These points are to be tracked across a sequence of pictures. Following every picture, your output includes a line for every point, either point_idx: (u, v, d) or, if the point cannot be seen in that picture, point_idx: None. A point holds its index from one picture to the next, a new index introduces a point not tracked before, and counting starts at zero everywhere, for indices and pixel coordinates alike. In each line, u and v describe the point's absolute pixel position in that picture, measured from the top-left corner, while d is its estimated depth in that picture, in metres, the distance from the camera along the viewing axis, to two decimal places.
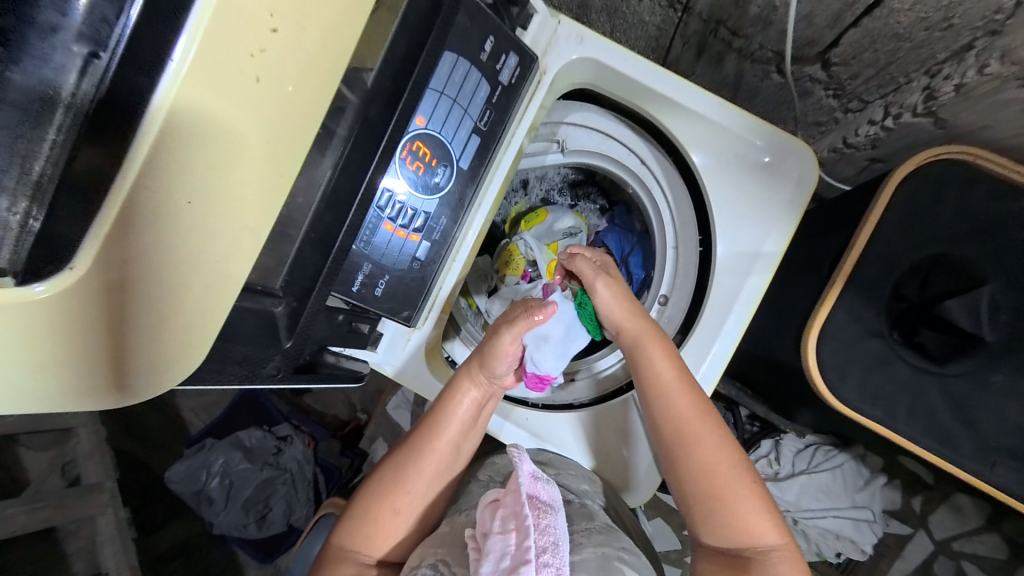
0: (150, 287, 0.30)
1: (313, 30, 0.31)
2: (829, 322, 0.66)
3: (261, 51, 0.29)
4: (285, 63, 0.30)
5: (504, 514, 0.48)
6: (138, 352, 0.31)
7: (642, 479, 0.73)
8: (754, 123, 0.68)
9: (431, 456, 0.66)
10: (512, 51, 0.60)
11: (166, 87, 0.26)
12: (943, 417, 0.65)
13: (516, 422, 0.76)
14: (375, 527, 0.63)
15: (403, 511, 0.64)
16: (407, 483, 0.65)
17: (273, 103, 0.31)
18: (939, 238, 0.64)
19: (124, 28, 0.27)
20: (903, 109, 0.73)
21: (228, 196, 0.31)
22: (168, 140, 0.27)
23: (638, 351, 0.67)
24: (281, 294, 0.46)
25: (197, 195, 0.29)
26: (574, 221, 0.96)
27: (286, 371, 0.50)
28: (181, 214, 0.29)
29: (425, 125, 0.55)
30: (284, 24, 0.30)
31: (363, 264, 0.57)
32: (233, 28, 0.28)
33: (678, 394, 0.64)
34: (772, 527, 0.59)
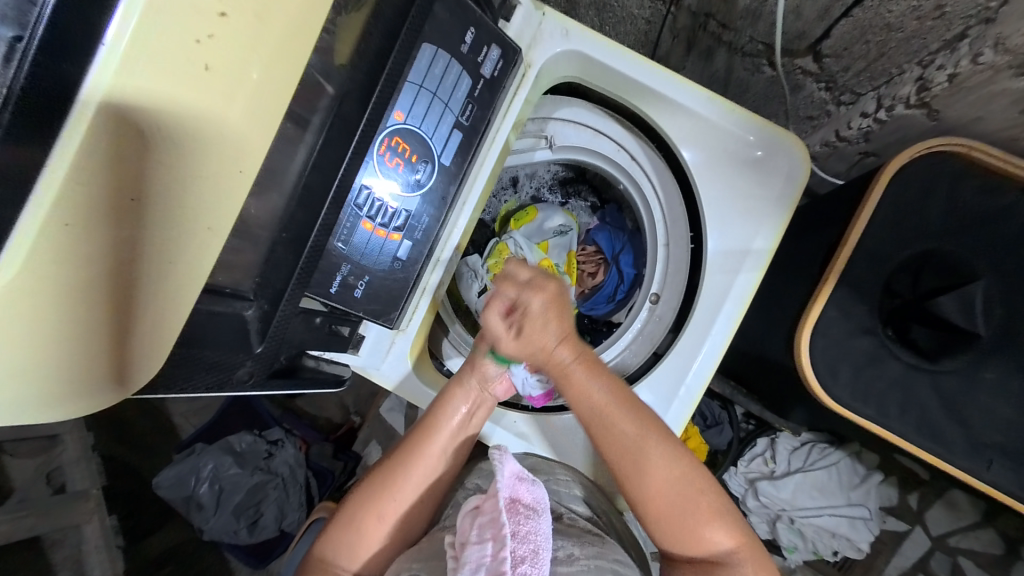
0: (98, 290, 0.28)
1: (272, 16, 0.30)
2: (820, 319, 0.64)
3: (210, 37, 0.28)
4: (237, 50, 0.29)
5: (482, 521, 0.46)
6: (90, 355, 0.29)
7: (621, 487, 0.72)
8: (743, 117, 0.66)
9: (420, 462, 0.64)
10: (494, 44, 0.58)
11: (98, 72, 0.25)
12: (935, 413, 0.63)
13: (506, 426, 0.74)
14: (358, 535, 0.61)
15: (387, 517, 0.62)
16: (394, 491, 0.63)
17: (228, 92, 0.29)
18: (930, 233, 0.63)
19: (47, 9, 0.24)
20: (895, 102, 0.72)
21: (182, 190, 0.30)
22: (105, 132, 0.26)
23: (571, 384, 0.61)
24: (253, 297, 0.45)
25: (143, 193, 0.28)
26: (564, 219, 0.96)
27: (261, 376, 0.48)
28: (123, 213, 0.28)
29: (404, 120, 0.53)
30: (234, 10, 0.28)
31: (342, 264, 0.55)
32: (180, 12, 0.26)
33: (623, 416, 0.59)
34: (728, 531, 0.57)
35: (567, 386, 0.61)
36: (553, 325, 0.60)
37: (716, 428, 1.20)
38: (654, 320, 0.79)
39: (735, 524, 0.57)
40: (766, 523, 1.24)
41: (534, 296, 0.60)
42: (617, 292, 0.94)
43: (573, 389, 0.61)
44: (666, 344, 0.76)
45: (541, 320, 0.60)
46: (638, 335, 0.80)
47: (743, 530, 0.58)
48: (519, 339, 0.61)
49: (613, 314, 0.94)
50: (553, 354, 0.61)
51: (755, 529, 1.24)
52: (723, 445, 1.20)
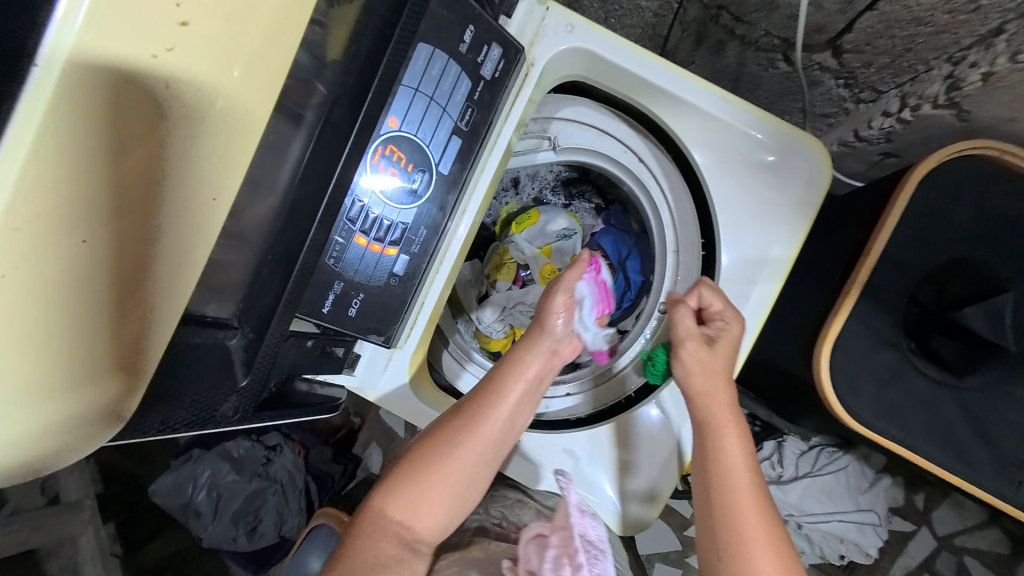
0: (60, 335, 0.26)
1: (250, 32, 0.30)
2: (841, 334, 0.60)
3: (169, 50, 0.26)
4: (200, 62, 0.28)
5: (553, 553, 0.46)
6: (54, 408, 0.27)
7: (638, 507, 0.68)
8: (761, 118, 0.62)
9: (494, 419, 0.61)
10: (494, 43, 0.54)
11: (36, 93, 0.23)
12: (961, 432, 0.59)
13: (522, 454, 0.70)
14: (427, 492, 0.57)
15: (460, 476, 0.59)
16: (460, 449, 0.59)
17: (193, 108, 0.29)
18: (955, 241, 0.59)
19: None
20: (922, 101, 0.66)
21: (145, 220, 0.28)
22: (50, 158, 0.24)
23: (711, 429, 0.58)
24: (236, 324, 0.43)
25: (95, 232, 0.26)
26: (568, 222, 0.92)
27: (247, 411, 0.45)
28: (76, 255, 0.26)
29: (399, 127, 0.50)
30: (197, 20, 0.27)
31: (334, 282, 0.51)
32: (137, 24, 0.25)
33: (746, 488, 0.54)
34: None
35: (708, 434, 0.58)
36: (729, 358, 0.61)
37: None
38: (666, 327, 0.75)
39: None
40: None
41: (734, 321, 0.61)
42: (625, 299, 0.90)
43: (713, 446, 0.57)
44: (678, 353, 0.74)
45: (726, 349, 0.61)
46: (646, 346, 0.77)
47: None
48: (706, 351, 0.60)
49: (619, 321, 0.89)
50: (716, 391, 0.59)
51: None
52: None
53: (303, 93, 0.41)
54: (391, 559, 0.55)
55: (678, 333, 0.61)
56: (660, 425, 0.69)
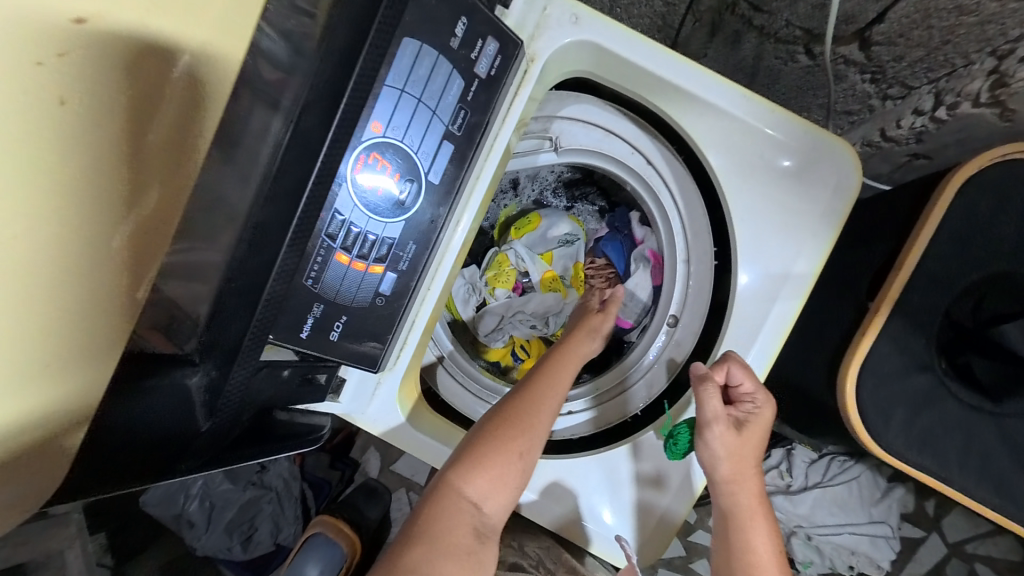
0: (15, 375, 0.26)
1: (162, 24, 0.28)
2: (870, 355, 0.55)
3: (63, 56, 0.24)
4: (100, 68, 0.26)
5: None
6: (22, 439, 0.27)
7: (655, 540, 0.62)
8: (784, 119, 0.56)
9: (554, 397, 0.62)
10: (490, 36, 0.48)
11: None
12: (1001, 463, 0.54)
13: None
14: (498, 470, 0.55)
15: (527, 454, 0.58)
16: (530, 427, 0.59)
17: (102, 118, 0.27)
18: (1001, 253, 0.53)
19: None
20: (960, 99, 0.60)
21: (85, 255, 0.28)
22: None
23: (739, 525, 0.55)
24: (198, 361, 0.40)
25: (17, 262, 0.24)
26: (570, 227, 0.86)
27: (215, 453, 0.41)
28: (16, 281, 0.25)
29: (383, 132, 0.44)
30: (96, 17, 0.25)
31: (314, 305, 0.46)
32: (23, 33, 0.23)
33: None
34: None
35: (738, 534, 0.55)
36: (759, 440, 0.57)
37: None
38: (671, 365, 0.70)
39: None
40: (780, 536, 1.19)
41: (767, 405, 0.57)
42: None
43: (744, 548, 0.54)
44: None
45: (757, 430, 0.57)
46: (654, 362, 0.72)
47: None
48: (738, 437, 0.56)
49: (625, 333, 0.83)
50: (743, 482, 0.56)
51: None
52: None
53: (261, 115, 0.38)
54: (469, 543, 0.52)
55: (706, 414, 0.56)
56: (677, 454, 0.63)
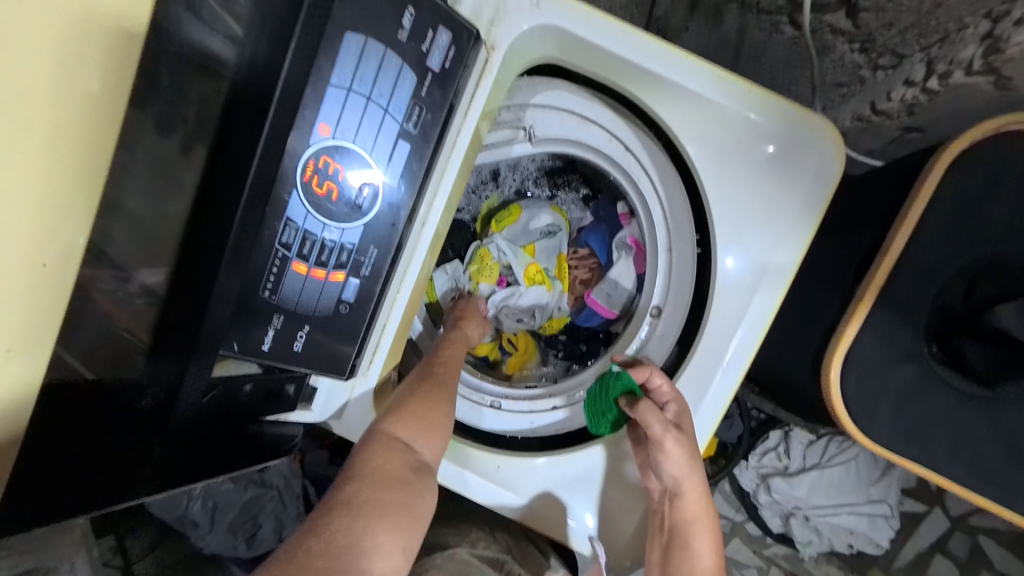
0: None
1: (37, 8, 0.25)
2: (855, 345, 0.53)
3: None
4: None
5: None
6: None
7: (631, 545, 0.63)
8: (761, 98, 0.53)
9: (453, 359, 0.66)
10: (441, 26, 0.45)
11: None
12: (994, 453, 0.52)
13: (491, 478, 0.62)
14: (419, 420, 0.56)
15: (444, 405, 0.60)
16: (445, 386, 0.62)
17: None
18: (997, 233, 0.50)
19: None
20: (953, 67, 0.56)
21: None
22: None
23: (680, 537, 0.58)
24: (146, 385, 0.38)
25: None
26: (552, 218, 0.83)
27: (167, 481, 0.40)
28: None
29: (331, 135, 0.42)
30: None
31: (273, 317, 0.45)
32: None
33: None
34: None
35: (680, 550, 0.58)
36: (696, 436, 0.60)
37: (726, 421, 1.16)
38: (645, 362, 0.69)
39: None
40: (778, 517, 1.20)
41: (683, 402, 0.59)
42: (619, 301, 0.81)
43: (686, 558, 0.57)
44: (673, 363, 0.66)
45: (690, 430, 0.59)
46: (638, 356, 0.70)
47: None
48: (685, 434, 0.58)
49: (612, 325, 0.82)
50: (686, 493, 0.58)
51: (767, 522, 1.21)
52: (734, 439, 1.16)
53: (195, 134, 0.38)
54: (404, 476, 0.51)
55: (653, 429, 0.56)
56: None
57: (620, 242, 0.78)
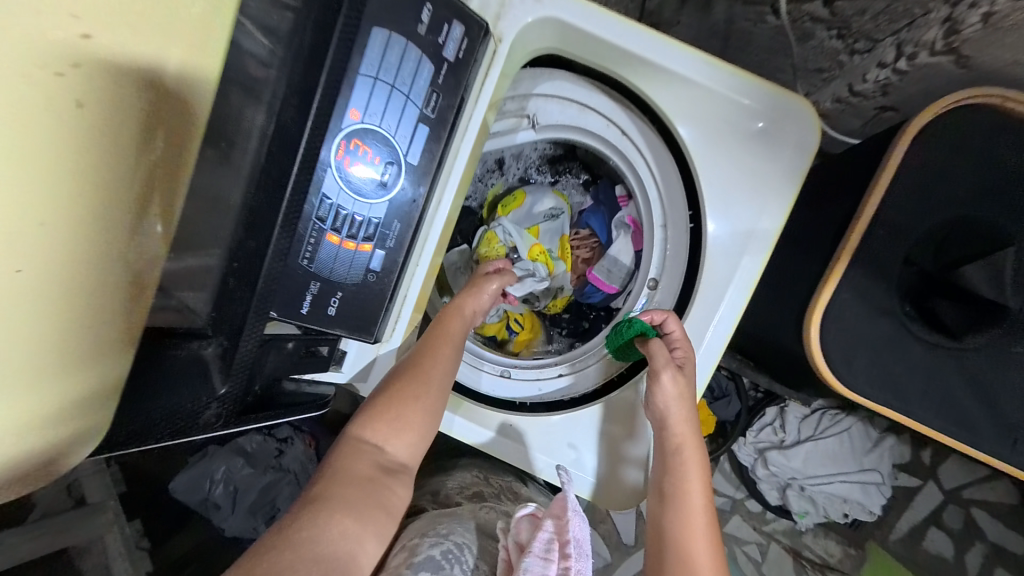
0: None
1: (133, 23, 0.32)
2: (833, 302, 0.58)
3: (81, 49, 0.29)
4: (101, 72, 0.30)
5: (546, 536, 0.50)
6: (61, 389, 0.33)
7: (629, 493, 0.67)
8: (744, 80, 0.59)
9: (443, 346, 0.66)
10: (455, 20, 0.51)
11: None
12: (961, 397, 0.57)
13: (500, 433, 0.70)
14: (395, 417, 0.60)
15: (422, 398, 0.62)
16: (426, 382, 0.62)
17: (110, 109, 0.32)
18: (959, 198, 0.56)
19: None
20: (919, 48, 0.60)
21: (18, 267, 0.28)
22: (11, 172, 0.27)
23: (674, 470, 0.60)
24: (210, 333, 0.43)
25: (30, 261, 0.29)
26: (554, 202, 0.89)
27: (231, 416, 0.44)
28: (41, 269, 0.29)
29: (361, 119, 0.47)
30: (97, 32, 0.29)
31: (310, 283, 0.50)
32: (50, 40, 0.27)
33: (702, 532, 0.57)
34: None
35: (672, 480, 0.60)
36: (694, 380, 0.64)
37: (723, 400, 1.21)
38: None
39: None
40: (776, 490, 1.25)
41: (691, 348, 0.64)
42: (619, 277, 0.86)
43: (677, 489, 0.59)
44: None
45: (690, 371, 0.63)
46: None
47: None
48: (684, 373, 0.62)
49: (612, 300, 0.87)
50: (678, 430, 0.61)
51: (766, 496, 1.25)
52: (732, 417, 1.21)
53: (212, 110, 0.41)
54: (371, 475, 0.56)
55: (657, 360, 0.62)
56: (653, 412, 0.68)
57: (618, 221, 0.84)
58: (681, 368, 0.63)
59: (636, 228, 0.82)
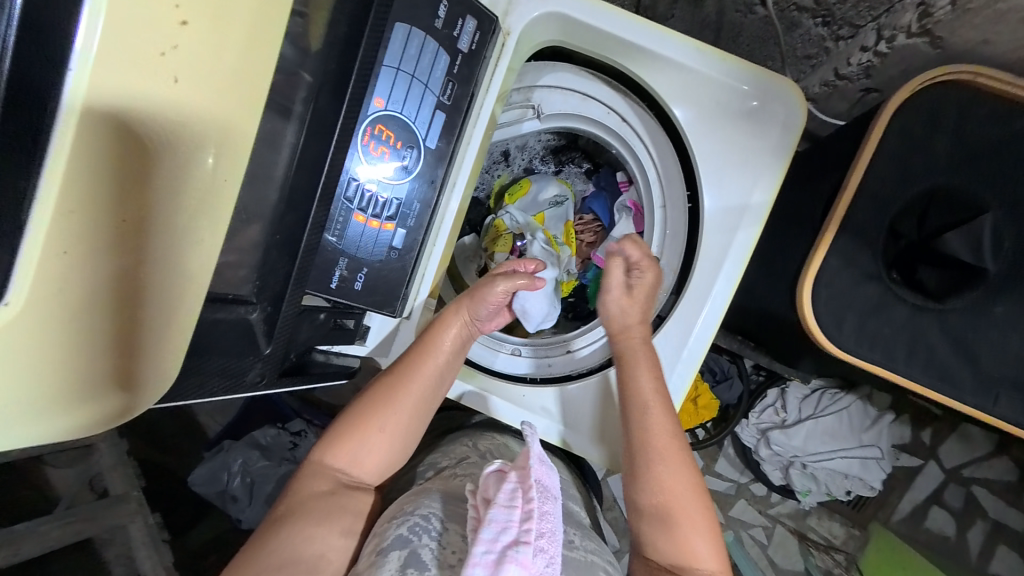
0: (72, 324, 0.31)
1: (230, 21, 0.33)
2: (822, 269, 0.63)
3: (181, 25, 0.31)
4: (201, 57, 0.32)
5: (510, 487, 0.47)
6: (121, 363, 0.34)
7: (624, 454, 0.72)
8: (734, 65, 0.63)
9: (417, 380, 0.64)
10: (468, 15, 0.56)
11: (77, 70, 0.28)
12: (943, 353, 0.61)
13: (507, 398, 0.75)
14: (360, 441, 0.63)
15: (387, 429, 0.64)
16: (393, 404, 0.64)
17: (202, 92, 0.33)
18: (938, 168, 0.60)
19: (16, 14, 0.27)
20: (897, 31, 0.66)
21: (125, 216, 0.31)
22: (96, 146, 0.29)
23: (626, 364, 0.68)
24: (254, 300, 0.46)
25: (130, 213, 0.32)
26: (558, 189, 0.94)
27: (272, 376, 0.49)
28: (118, 230, 0.31)
29: (385, 106, 0.53)
30: (193, 16, 0.31)
31: (339, 260, 0.55)
32: (147, 22, 0.30)
33: (655, 412, 0.65)
34: (711, 547, 0.61)
35: (625, 371, 0.68)
36: (645, 301, 0.70)
37: (726, 382, 1.24)
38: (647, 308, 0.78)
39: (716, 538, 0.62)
40: (779, 470, 1.28)
41: (648, 270, 0.70)
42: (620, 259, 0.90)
43: (630, 378, 0.66)
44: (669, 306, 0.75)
45: (640, 292, 0.70)
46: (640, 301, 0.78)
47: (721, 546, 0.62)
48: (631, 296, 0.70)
49: None
50: (628, 334, 0.69)
51: (769, 476, 1.29)
52: (734, 399, 1.24)
53: (290, 84, 0.43)
54: (329, 492, 0.61)
55: (609, 282, 0.71)
56: None
57: (621, 206, 0.88)
58: (630, 291, 0.70)
59: (637, 212, 0.86)
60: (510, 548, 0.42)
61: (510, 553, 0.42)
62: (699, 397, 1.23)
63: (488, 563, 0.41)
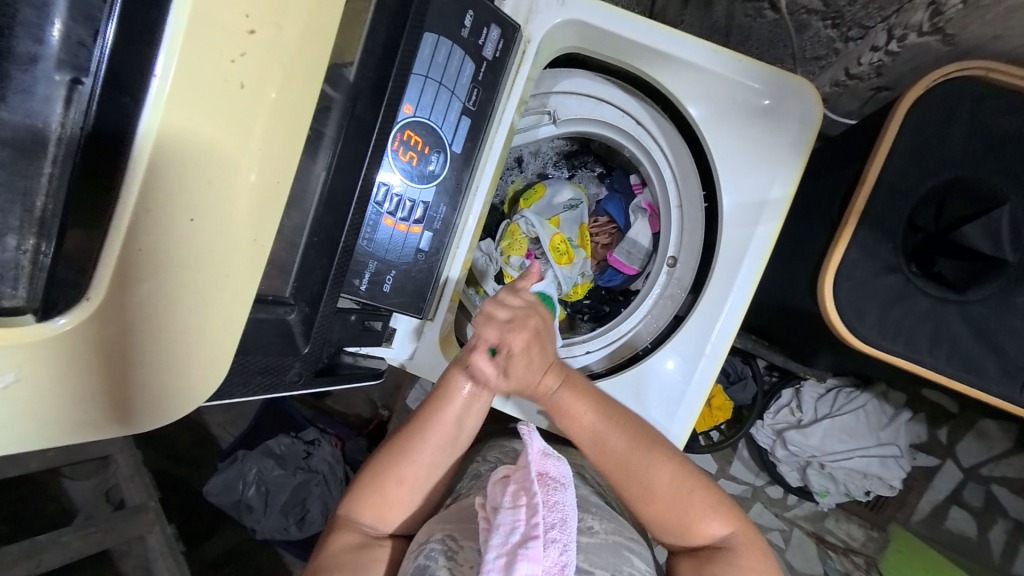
0: (142, 326, 0.31)
1: (290, 26, 0.31)
2: (844, 262, 0.63)
3: (251, 32, 0.29)
4: (267, 67, 0.30)
5: (512, 489, 0.47)
6: (167, 370, 0.33)
7: None
8: (750, 66, 0.65)
9: (434, 431, 0.63)
10: (493, 23, 0.57)
11: (151, 108, 0.27)
12: (967, 343, 0.62)
13: (520, 394, 0.75)
14: (382, 494, 0.62)
15: (409, 480, 0.63)
16: (412, 456, 0.63)
17: (260, 108, 0.31)
18: (954, 161, 0.61)
19: (104, 53, 0.27)
20: (908, 30, 0.67)
21: (190, 217, 0.30)
22: (163, 163, 0.28)
23: (557, 408, 0.62)
24: (293, 301, 0.46)
25: (198, 212, 0.30)
26: (573, 192, 0.94)
27: (308, 376, 0.50)
28: (187, 231, 0.30)
29: (414, 113, 0.54)
30: (261, 25, 0.30)
31: (369, 262, 0.56)
32: (216, 33, 0.28)
33: (612, 437, 0.61)
34: (720, 518, 0.60)
35: (561, 414, 0.62)
36: (538, 358, 0.59)
37: (740, 383, 1.23)
38: (665, 307, 0.79)
39: (725, 509, 0.61)
40: (797, 471, 1.28)
41: (525, 323, 0.58)
42: (635, 260, 0.91)
43: (567, 419, 0.62)
44: (688, 305, 0.76)
45: (527, 355, 0.58)
46: (658, 300, 0.80)
47: (733, 512, 0.61)
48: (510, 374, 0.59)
49: (632, 282, 0.93)
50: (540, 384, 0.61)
51: (786, 477, 1.29)
52: (748, 400, 1.24)
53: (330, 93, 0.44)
54: (357, 545, 0.61)
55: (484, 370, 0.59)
56: (678, 375, 0.72)
57: (635, 207, 0.91)
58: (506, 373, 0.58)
59: (652, 213, 0.89)
60: (520, 546, 0.43)
61: (520, 551, 0.42)
62: (712, 399, 1.22)
63: (501, 567, 0.42)
